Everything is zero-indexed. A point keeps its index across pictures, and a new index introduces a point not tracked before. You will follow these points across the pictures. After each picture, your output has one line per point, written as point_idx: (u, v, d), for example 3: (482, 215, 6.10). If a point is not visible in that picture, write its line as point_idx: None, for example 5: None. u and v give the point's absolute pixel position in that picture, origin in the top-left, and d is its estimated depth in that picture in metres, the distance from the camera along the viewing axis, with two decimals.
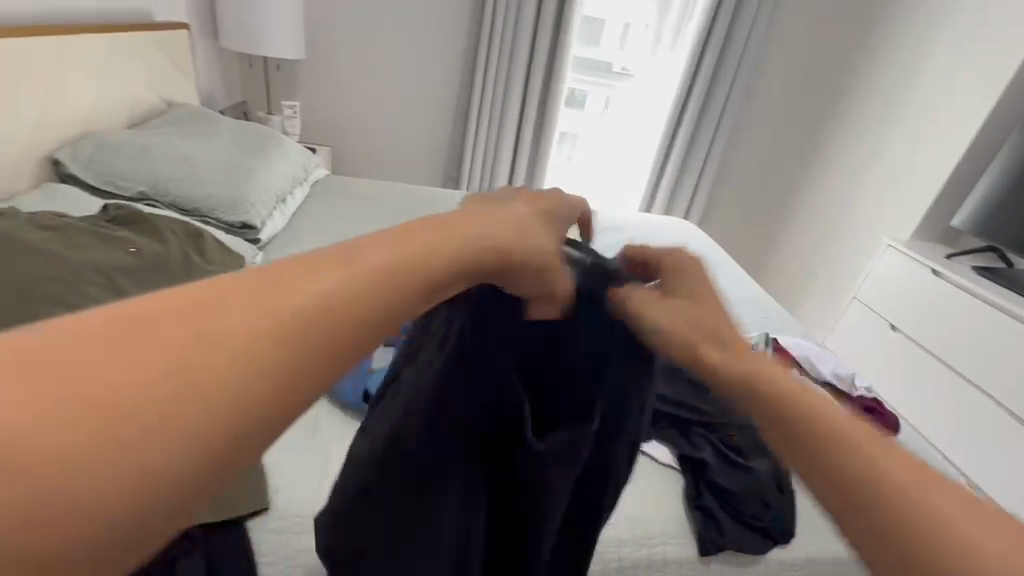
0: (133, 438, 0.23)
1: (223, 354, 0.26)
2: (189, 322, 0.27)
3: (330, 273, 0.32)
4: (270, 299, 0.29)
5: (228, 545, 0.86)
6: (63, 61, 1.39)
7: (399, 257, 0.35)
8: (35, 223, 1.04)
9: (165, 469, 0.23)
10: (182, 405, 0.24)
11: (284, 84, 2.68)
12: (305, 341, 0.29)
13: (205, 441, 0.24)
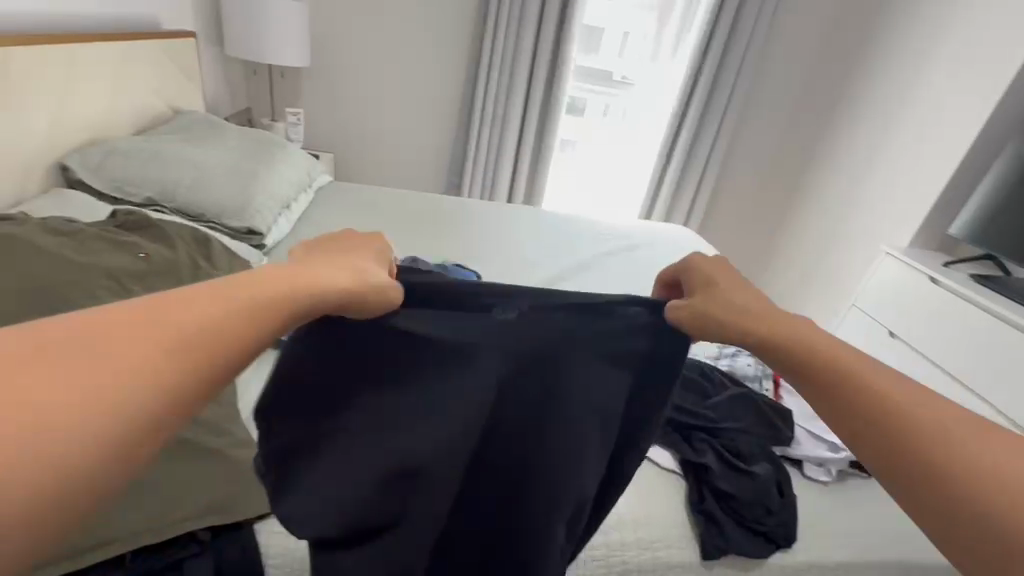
0: (106, 399, 0.34)
1: (123, 376, 0.35)
2: (94, 352, 0.35)
3: (215, 308, 0.41)
4: (164, 334, 0.38)
5: (238, 546, 0.87)
6: (73, 69, 1.42)
7: (270, 300, 0.45)
8: (47, 228, 1.06)
9: (79, 462, 0.32)
10: (93, 414, 0.33)
11: (288, 90, 2.71)
12: (194, 365, 0.38)
13: (112, 440, 0.33)
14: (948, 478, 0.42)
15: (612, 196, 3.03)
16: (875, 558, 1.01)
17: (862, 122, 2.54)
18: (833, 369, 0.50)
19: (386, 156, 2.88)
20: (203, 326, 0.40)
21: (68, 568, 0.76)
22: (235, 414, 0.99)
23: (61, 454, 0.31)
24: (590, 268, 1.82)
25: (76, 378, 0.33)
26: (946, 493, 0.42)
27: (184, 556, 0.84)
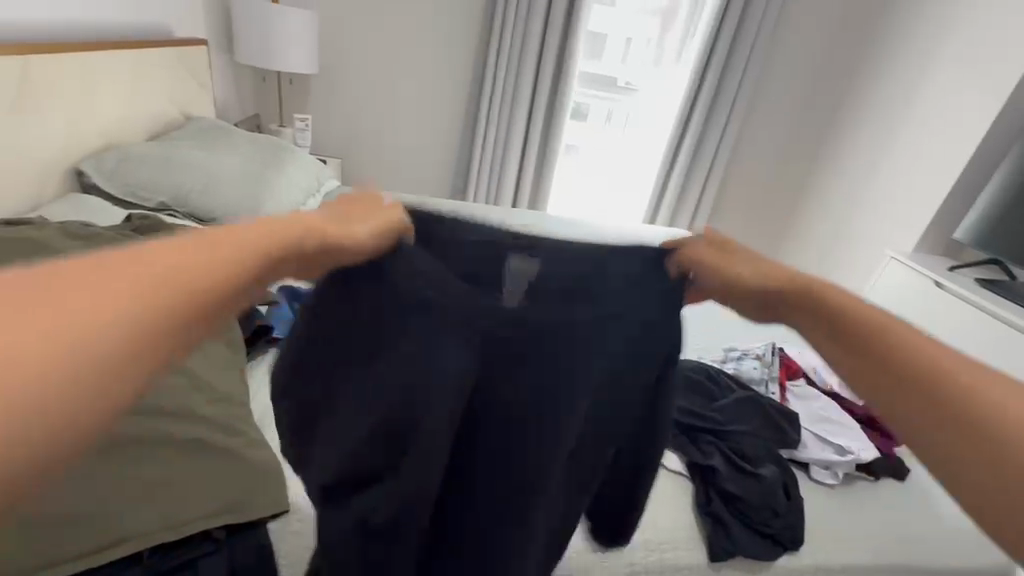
0: (102, 322, 0.35)
1: (125, 306, 0.36)
2: (100, 281, 0.37)
3: (217, 250, 0.43)
4: (169, 269, 0.39)
5: (250, 545, 0.90)
6: (90, 75, 1.45)
7: (268, 245, 0.46)
8: (66, 232, 1.08)
9: (82, 383, 0.33)
10: (96, 338, 0.34)
11: (296, 97, 2.74)
12: (198, 302, 0.40)
13: (113, 367, 0.35)
14: (981, 446, 0.44)
15: (615, 201, 3.04)
16: (881, 561, 1.02)
17: (866, 127, 2.55)
18: (868, 335, 0.51)
19: (391, 162, 2.91)
20: (202, 264, 0.41)
21: (87, 565, 0.78)
22: (246, 415, 1.00)
23: (60, 374, 0.33)
24: None
25: (75, 304, 0.35)
26: (990, 461, 0.43)
27: (198, 555, 0.86)
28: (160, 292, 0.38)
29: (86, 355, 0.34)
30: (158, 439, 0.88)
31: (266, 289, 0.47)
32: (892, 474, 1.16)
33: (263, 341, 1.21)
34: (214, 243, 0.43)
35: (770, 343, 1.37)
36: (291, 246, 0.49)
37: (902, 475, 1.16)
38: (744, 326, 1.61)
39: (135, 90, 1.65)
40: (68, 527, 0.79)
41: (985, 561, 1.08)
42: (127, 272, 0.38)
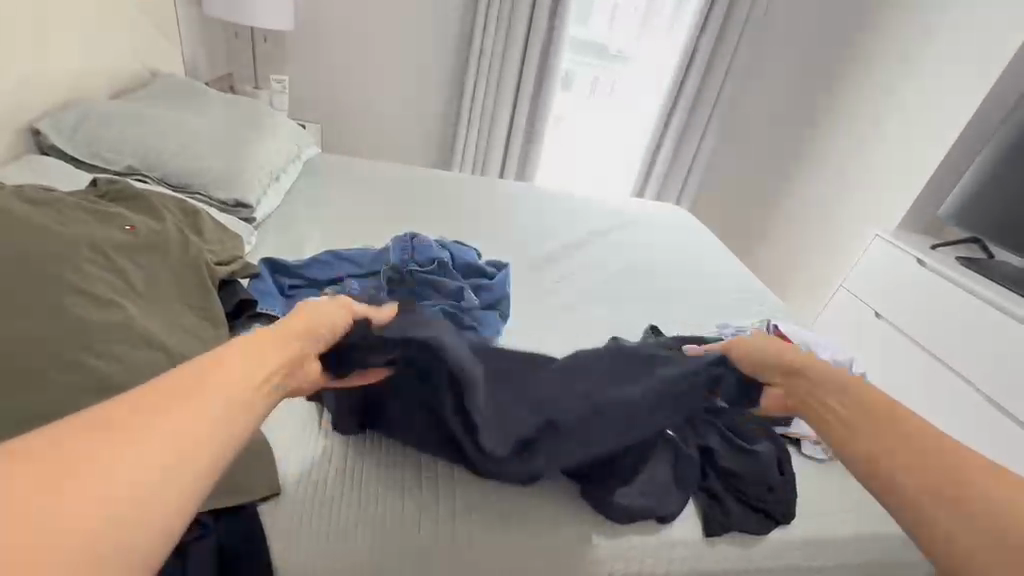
0: (181, 475, 0.47)
1: (180, 480, 0.47)
2: (125, 462, 0.45)
3: (161, 416, 0.49)
4: (184, 435, 0.48)
5: (241, 531, 0.79)
6: (43, 24, 1.33)
7: (199, 448, 0.49)
8: (26, 195, 1.00)
9: (192, 476, 0.48)
10: (171, 483, 0.46)
11: (273, 56, 2.58)
12: (173, 464, 0.47)
13: (191, 471, 0.48)
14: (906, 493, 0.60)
15: (602, 173, 2.99)
16: (870, 531, 1.04)
17: (858, 105, 2.52)
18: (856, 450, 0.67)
19: (376, 128, 2.79)
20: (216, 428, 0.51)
21: None
22: None
23: (162, 517, 0.45)
24: (587, 246, 1.84)
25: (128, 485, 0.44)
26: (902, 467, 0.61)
27: (185, 541, 0.74)
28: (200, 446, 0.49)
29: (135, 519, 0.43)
30: None
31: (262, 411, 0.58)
32: None
33: (244, 320, 1.10)
34: (155, 417, 0.49)
35: (766, 323, 1.37)
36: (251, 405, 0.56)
37: None
38: (736, 310, 1.65)
39: (93, 43, 1.52)
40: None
41: None
42: (126, 437, 0.46)
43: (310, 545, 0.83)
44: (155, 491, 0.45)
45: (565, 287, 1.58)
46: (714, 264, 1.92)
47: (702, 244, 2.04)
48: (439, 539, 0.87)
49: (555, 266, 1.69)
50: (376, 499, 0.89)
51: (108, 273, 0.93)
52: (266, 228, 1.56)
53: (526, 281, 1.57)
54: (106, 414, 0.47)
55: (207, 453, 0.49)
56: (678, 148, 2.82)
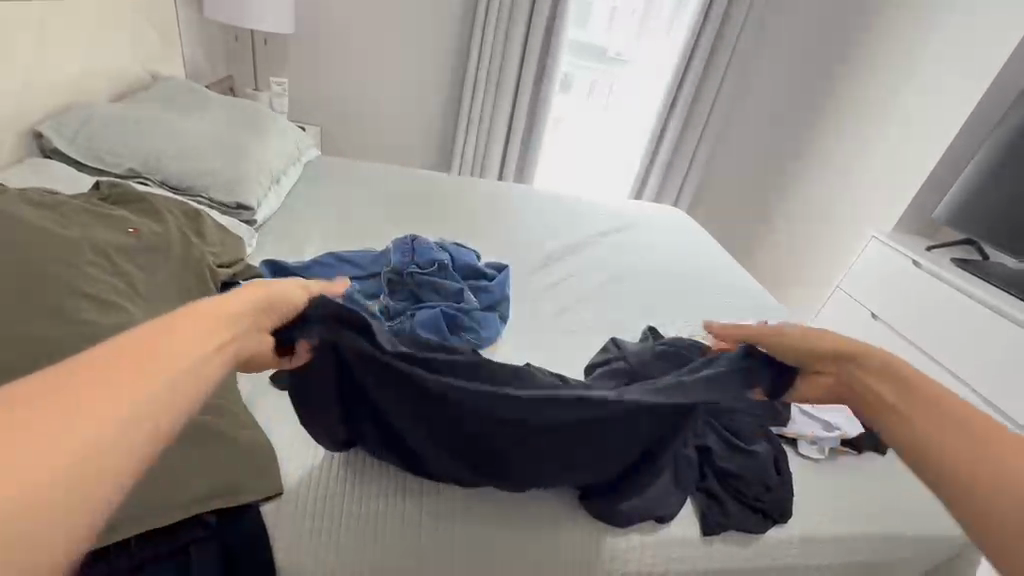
0: (120, 439, 0.43)
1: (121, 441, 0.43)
2: (61, 425, 0.41)
3: (107, 377, 0.45)
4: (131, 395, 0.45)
5: (242, 530, 0.80)
6: (45, 29, 1.34)
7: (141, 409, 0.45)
8: (29, 199, 1.01)
9: (133, 438, 0.44)
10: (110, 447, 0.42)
11: (272, 59, 2.60)
12: (114, 426, 0.43)
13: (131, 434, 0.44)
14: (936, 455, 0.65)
15: (600, 174, 3.01)
16: (865, 530, 1.05)
17: (854, 107, 2.54)
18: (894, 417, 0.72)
19: (376, 129, 2.80)
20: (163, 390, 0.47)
21: None
22: (231, 393, 0.92)
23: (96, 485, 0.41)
24: (586, 247, 1.85)
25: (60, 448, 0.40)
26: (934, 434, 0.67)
27: (188, 539, 0.76)
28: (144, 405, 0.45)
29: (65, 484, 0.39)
30: None
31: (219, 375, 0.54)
32: (874, 450, 1.20)
33: None
34: (103, 377, 0.45)
35: None
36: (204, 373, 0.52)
37: (882, 449, 1.20)
38: (733, 311, 1.68)
39: (94, 47, 1.53)
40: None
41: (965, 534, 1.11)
42: (70, 397, 0.43)
43: (310, 544, 0.84)
44: (93, 455, 0.41)
45: (563, 288, 1.60)
46: (712, 264, 1.93)
47: (700, 245, 2.06)
48: (440, 540, 0.88)
49: (554, 267, 1.70)
50: (378, 500, 0.89)
51: (111, 275, 0.94)
52: (266, 230, 1.57)
53: (525, 283, 1.58)
54: (60, 373, 0.45)
55: (170, 412, 0.47)
56: (676, 150, 2.84)
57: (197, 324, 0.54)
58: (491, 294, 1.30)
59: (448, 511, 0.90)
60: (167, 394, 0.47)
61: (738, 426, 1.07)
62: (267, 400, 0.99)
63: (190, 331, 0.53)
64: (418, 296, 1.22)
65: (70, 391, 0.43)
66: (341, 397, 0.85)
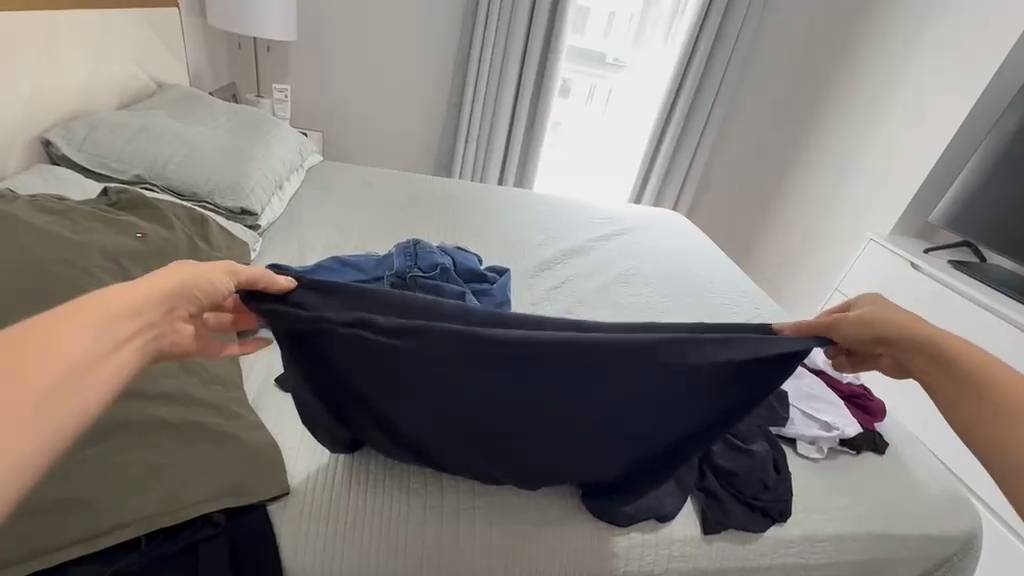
0: (87, 394, 0.44)
1: (89, 397, 0.44)
2: (35, 377, 0.42)
3: (80, 330, 0.46)
4: (97, 354, 0.46)
5: (252, 528, 0.81)
6: (51, 38, 1.36)
7: (105, 369, 0.46)
8: (40, 205, 1.03)
9: (99, 394, 0.45)
10: (80, 401, 0.44)
11: (273, 66, 2.62)
12: (84, 383, 0.44)
13: (99, 391, 0.45)
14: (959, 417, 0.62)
15: (599, 179, 3.04)
16: (864, 529, 1.06)
17: (850, 113, 2.57)
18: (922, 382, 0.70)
19: (376, 135, 2.83)
20: (121, 354, 0.48)
21: (84, 552, 0.70)
22: (238, 396, 0.94)
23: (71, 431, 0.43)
24: (586, 250, 1.88)
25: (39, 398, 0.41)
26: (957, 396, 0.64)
27: (198, 538, 0.77)
28: (109, 364, 0.47)
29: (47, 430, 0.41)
30: (152, 423, 0.81)
31: (163, 343, 0.54)
32: (873, 449, 1.21)
33: None
34: (67, 333, 0.45)
35: None
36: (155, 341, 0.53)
37: (881, 449, 1.21)
38: (731, 312, 1.70)
39: (100, 56, 1.55)
40: (45, 516, 0.69)
41: (962, 532, 1.12)
42: (44, 347, 0.43)
43: (314, 544, 0.85)
44: (69, 412, 0.43)
45: (563, 291, 1.62)
46: (712, 268, 1.95)
47: (699, 249, 2.08)
48: (442, 538, 0.90)
49: (555, 270, 1.72)
50: (381, 501, 0.90)
51: (121, 279, 0.96)
52: (270, 235, 1.59)
53: (526, 286, 1.60)
54: (22, 327, 0.44)
55: (123, 372, 0.48)
56: (675, 155, 2.87)
57: (133, 296, 0.52)
58: (492, 296, 1.32)
59: (448, 511, 0.91)
60: (125, 356, 0.49)
61: (739, 431, 1.08)
62: (273, 402, 1.00)
63: (120, 307, 0.50)
64: None
65: (42, 342, 0.44)
66: (335, 381, 0.86)
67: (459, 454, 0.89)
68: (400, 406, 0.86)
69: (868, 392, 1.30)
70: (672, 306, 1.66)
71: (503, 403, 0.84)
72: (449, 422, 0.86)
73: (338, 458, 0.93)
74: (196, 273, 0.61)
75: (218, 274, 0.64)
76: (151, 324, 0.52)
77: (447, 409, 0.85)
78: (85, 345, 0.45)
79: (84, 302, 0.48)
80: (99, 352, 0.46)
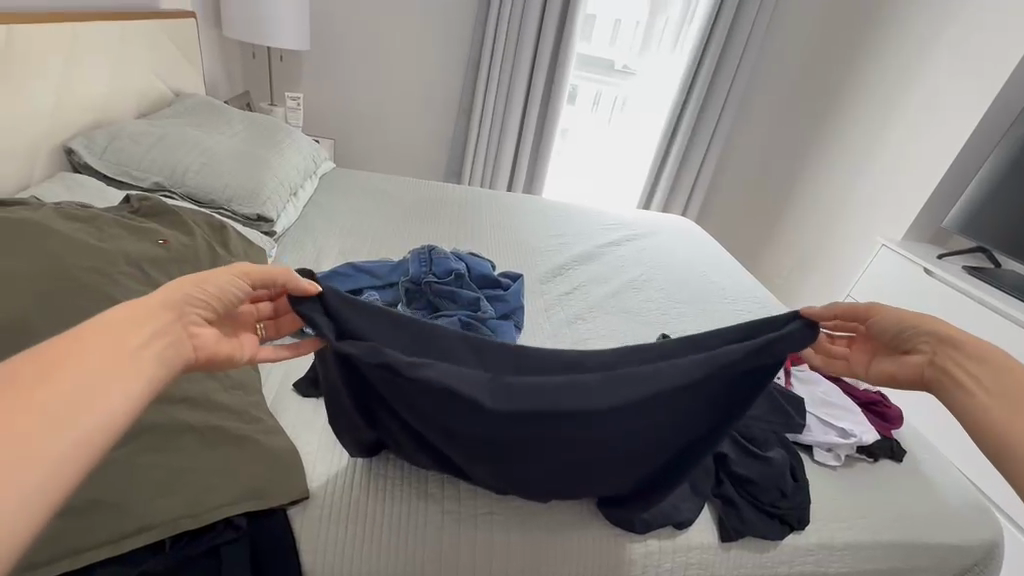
0: (107, 403, 0.46)
1: (111, 405, 0.46)
2: (51, 394, 0.44)
3: (89, 347, 0.47)
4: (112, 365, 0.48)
5: (272, 532, 0.82)
6: (74, 50, 1.39)
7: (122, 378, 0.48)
8: (66, 212, 1.05)
9: (122, 400, 0.47)
10: (102, 410, 0.45)
11: (287, 75, 2.66)
12: (104, 392, 0.46)
13: (120, 397, 0.47)
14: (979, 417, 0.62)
15: (607, 185, 3.05)
16: (883, 538, 1.05)
17: (860, 119, 2.56)
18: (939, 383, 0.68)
19: (387, 142, 2.86)
20: (137, 363, 0.49)
21: (111, 554, 0.70)
22: (259, 400, 0.95)
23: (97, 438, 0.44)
24: (597, 256, 1.88)
25: (59, 413, 0.43)
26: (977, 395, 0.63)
27: (220, 541, 0.78)
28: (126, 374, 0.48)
29: (71, 441, 0.43)
30: (176, 427, 0.82)
31: (185, 349, 0.56)
32: (890, 457, 1.20)
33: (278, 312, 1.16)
34: (76, 352, 0.47)
35: None
36: (173, 349, 0.54)
37: (899, 456, 1.20)
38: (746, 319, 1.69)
39: (120, 66, 1.58)
40: (78, 517, 0.70)
41: (983, 541, 1.11)
42: (58, 366, 0.45)
43: (332, 548, 0.86)
44: (90, 420, 0.44)
45: (575, 297, 1.62)
46: (724, 274, 1.95)
47: (711, 255, 2.08)
48: (458, 544, 0.90)
49: (567, 276, 1.73)
50: (397, 506, 0.90)
51: (144, 286, 0.97)
52: (286, 241, 1.61)
53: (539, 292, 1.61)
54: (37, 351, 0.46)
55: (143, 378, 0.49)
56: (684, 161, 2.87)
57: (142, 310, 0.53)
58: (507, 302, 1.33)
59: (465, 517, 0.91)
60: (142, 364, 0.50)
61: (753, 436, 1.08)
62: (292, 408, 1.01)
63: (127, 322, 0.51)
64: (436, 305, 1.25)
65: (54, 362, 0.45)
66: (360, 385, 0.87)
67: (473, 469, 0.88)
68: (419, 415, 0.86)
69: (886, 399, 1.29)
70: (683, 313, 1.65)
71: (518, 418, 0.83)
72: (464, 437, 0.85)
73: (356, 462, 0.94)
74: (204, 280, 0.60)
75: (226, 276, 0.63)
76: (163, 335, 0.53)
77: (462, 424, 0.84)
78: (96, 360, 0.47)
79: (93, 322, 0.49)
80: (105, 367, 0.47)
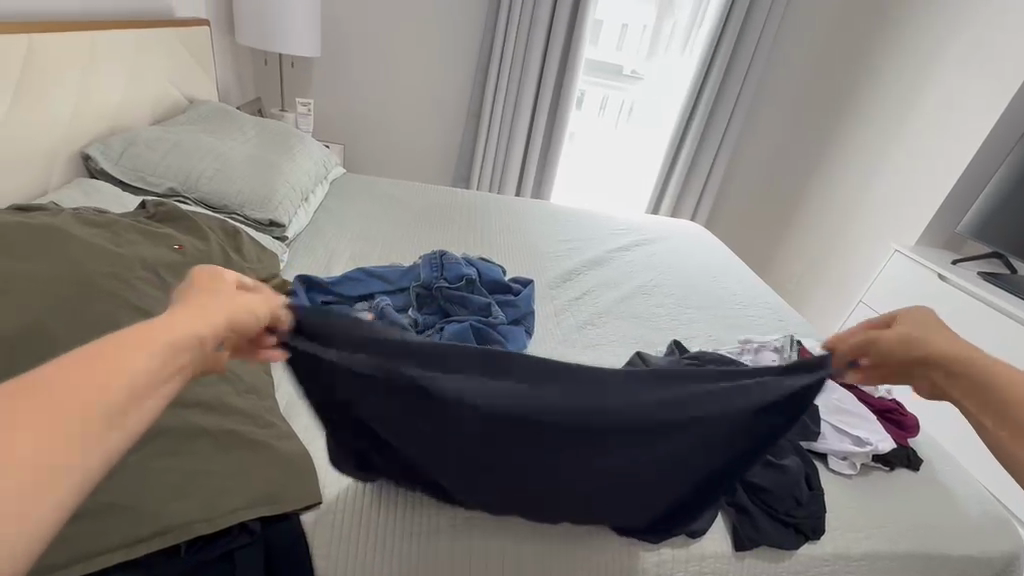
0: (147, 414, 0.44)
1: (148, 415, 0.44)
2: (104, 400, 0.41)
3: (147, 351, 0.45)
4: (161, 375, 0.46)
5: (285, 536, 0.82)
6: (91, 57, 1.41)
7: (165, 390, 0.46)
8: (84, 217, 1.06)
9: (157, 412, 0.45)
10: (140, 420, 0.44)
11: (298, 81, 2.69)
12: (148, 402, 0.44)
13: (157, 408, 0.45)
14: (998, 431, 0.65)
15: (616, 190, 3.04)
16: (900, 548, 1.03)
17: (872, 123, 2.55)
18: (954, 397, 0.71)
19: (397, 148, 2.87)
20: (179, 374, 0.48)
21: (127, 557, 0.71)
22: (272, 406, 0.95)
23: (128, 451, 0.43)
24: (607, 262, 1.87)
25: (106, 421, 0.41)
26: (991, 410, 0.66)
27: (234, 545, 0.78)
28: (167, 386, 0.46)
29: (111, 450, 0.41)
30: (191, 431, 0.82)
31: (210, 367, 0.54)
32: (907, 466, 1.19)
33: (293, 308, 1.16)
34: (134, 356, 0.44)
35: (790, 337, 1.38)
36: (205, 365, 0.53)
37: (916, 466, 1.19)
38: (757, 325, 1.67)
39: (136, 73, 1.61)
40: (96, 520, 0.71)
41: (1002, 552, 1.09)
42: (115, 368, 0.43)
43: (344, 554, 0.87)
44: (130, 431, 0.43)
45: (584, 303, 1.61)
46: (735, 279, 1.94)
47: (721, 260, 2.06)
48: (469, 552, 0.90)
49: (576, 281, 1.73)
50: (406, 515, 0.90)
51: (160, 290, 0.98)
52: (297, 246, 1.62)
53: (549, 297, 1.61)
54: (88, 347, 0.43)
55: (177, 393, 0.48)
56: (693, 166, 2.86)
57: (197, 322, 0.51)
58: (517, 307, 1.33)
59: (476, 526, 0.91)
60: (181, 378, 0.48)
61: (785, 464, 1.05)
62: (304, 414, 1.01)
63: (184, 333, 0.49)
64: (446, 311, 1.25)
65: (110, 363, 0.43)
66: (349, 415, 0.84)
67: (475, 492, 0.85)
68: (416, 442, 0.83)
69: (902, 407, 1.27)
70: (692, 320, 1.63)
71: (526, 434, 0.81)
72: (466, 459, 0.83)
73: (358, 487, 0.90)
74: (249, 303, 0.60)
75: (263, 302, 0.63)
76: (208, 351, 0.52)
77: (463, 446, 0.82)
78: (153, 369, 0.45)
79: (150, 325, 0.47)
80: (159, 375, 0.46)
